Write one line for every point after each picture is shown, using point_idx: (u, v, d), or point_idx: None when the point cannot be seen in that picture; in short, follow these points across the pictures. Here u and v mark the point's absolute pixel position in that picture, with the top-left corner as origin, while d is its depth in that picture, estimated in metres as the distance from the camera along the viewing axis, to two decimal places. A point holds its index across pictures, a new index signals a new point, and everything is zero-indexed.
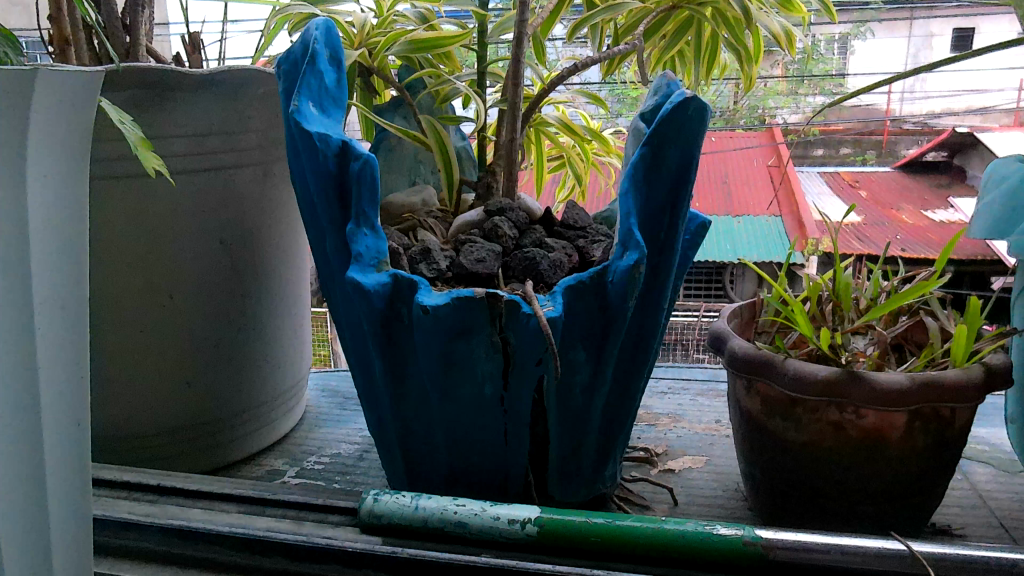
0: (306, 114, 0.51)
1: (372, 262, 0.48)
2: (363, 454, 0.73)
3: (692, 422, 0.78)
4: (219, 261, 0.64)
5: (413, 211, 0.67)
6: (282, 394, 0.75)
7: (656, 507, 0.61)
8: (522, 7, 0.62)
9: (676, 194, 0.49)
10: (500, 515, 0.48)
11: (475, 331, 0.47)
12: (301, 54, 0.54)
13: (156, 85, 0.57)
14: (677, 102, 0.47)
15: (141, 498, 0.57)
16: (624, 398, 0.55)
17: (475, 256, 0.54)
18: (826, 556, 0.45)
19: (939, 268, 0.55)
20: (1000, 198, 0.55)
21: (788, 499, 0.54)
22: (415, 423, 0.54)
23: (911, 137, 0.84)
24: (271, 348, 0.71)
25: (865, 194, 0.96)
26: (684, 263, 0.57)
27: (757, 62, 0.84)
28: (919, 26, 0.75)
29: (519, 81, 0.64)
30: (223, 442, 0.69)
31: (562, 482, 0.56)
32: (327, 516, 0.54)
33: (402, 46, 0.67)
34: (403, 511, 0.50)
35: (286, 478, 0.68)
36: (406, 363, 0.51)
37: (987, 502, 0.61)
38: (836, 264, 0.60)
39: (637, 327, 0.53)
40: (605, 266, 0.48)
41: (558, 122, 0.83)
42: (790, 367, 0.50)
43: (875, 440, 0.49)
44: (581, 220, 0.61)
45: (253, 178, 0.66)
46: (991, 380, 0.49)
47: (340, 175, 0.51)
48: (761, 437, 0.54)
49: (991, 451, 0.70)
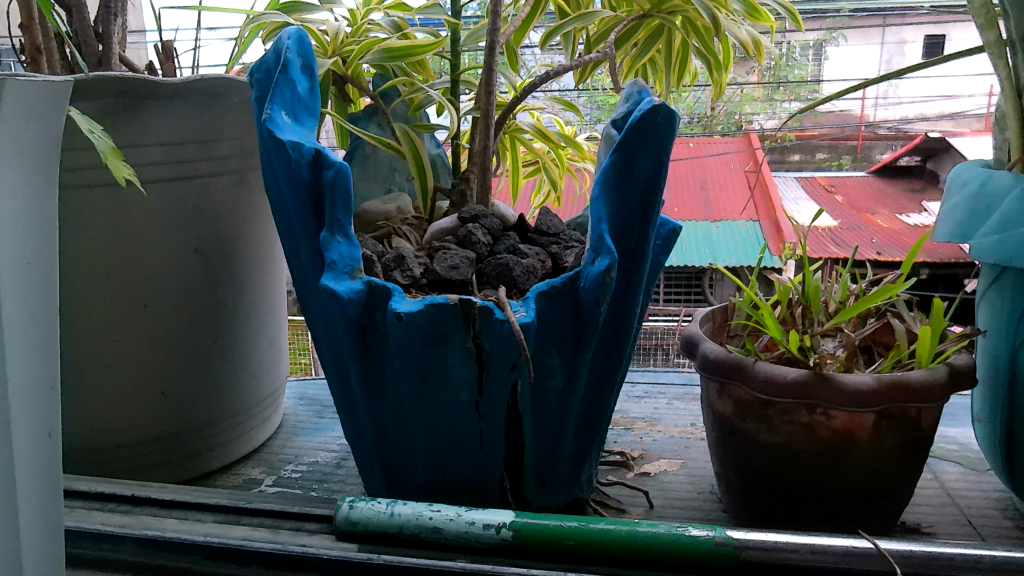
0: (279, 122, 0.51)
1: (345, 270, 0.48)
2: (341, 462, 0.73)
3: (668, 426, 0.79)
4: (193, 269, 0.64)
5: (389, 219, 0.66)
6: (260, 401, 0.75)
7: (632, 510, 0.61)
8: (494, 14, 0.63)
9: (646, 202, 0.50)
10: (475, 520, 0.48)
11: (451, 337, 0.48)
12: (274, 63, 0.54)
13: (130, 94, 0.57)
14: (647, 110, 0.47)
15: (116, 509, 0.56)
16: (599, 403, 0.55)
17: (449, 262, 0.55)
18: (796, 555, 0.46)
19: (905, 271, 0.55)
20: (962, 201, 0.54)
21: (763, 500, 0.55)
22: (391, 430, 0.54)
23: (884, 141, 0.95)
24: (248, 356, 0.71)
25: (842, 198, 0.98)
26: (655, 269, 0.57)
27: (728, 69, 0.84)
28: (892, 32, 0.81)
29: (492, 89, 0.64)
30: (200, 450, 0.69)
31: (540, 487, 0.56)
32: (303, 524, 0.54)
33: (376, 54, 0.67)
34: (379, 518, 0.49)
35: (263, 487, 0.68)
36: (382, 369, 0.52)
37: (957, 500, 0.62)
38: (807, 267, 0.60)
39: (611, 333, 0.53)
40: (576, 272, 0.48)
41: (533, 130, 0.84)
42: (760, 370, 0.51)
43: (845, 440, 0.50)
44: (554, 227, 0.62)
45: (228, 186, 0.66)
46: (957, 380, 0.49)
47: (314, 183, 0.51)
48: (733, 438, 0.55)
49: (960, 451, 0.71)
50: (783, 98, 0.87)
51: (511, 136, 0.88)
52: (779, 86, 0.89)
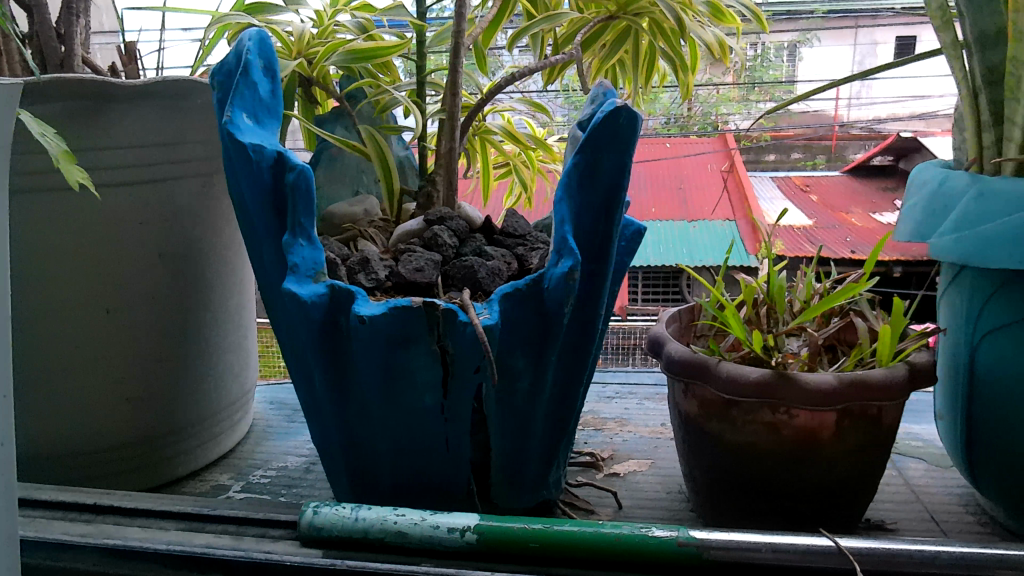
0: (240, 124, 0.51)
1: (309, 273, 0.48)
2: (310, 467, 0.73)
3: (638, 426, 0.79)
4: (157, 274, 0.63)
5: (355, 221, 0.66)
6: (228, 407, 0.74)
7: (600, 511, 0.61)
8: (459, 16, 0.62)
9: (610, 204, 0.50)
10: (440, 523, 0.48)
11: (415, 341, 0.47)
12: (235, 64, 0.54)
13: (90, 96, 0.56)
14: (609, 111, 0.47)
15: (77, 518, 0.56)
16: (565, 405, 0.55)
17: (414, 265, 0.54)
18: (758, 554, 0.46)
19: (867, 271, 0.55)
20: (922, 201, 0.55)
21: (729, 499, 0.55)
22: (356, 434, 0.54)
23: (858, 141, 0.96)
24: (215, 361, 0.70)
25: (816, 198, 0.99)
26: (620, 270, 0.58)
27: (696, 70, 0.84)
28: (864, 34, 0.82)
29: (458, 91, 0.64)
30: (166, 457, 0.68)
31: (507, 490, 0.56)
32: (267, 530, 0.54)
33: (341, 55, 0.66)
34: (344, 523, 0.49)
35: (231, 494, 0.67)
36: (346, 373, 0.51)
37: (920, 497, 0.63)
38: (772, 266, 0.60)
39: (576, 334, 0.53)
40: (541, 273, 0.48)
41: (502, 132, 0.84)
42: (724, 370, 0.51)
43: (807, 439, 0.50)
44: (520, 229, 0.62)
45: (193, 189, 0.65)
46: (915, 378, 0.50)
47: (277, 186, 0.51)
48: (698, 438, 0.55)
49: (925, 447, 0.72)
50: (759, 98, 0.87)
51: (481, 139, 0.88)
52: (754, 87, 0.89)
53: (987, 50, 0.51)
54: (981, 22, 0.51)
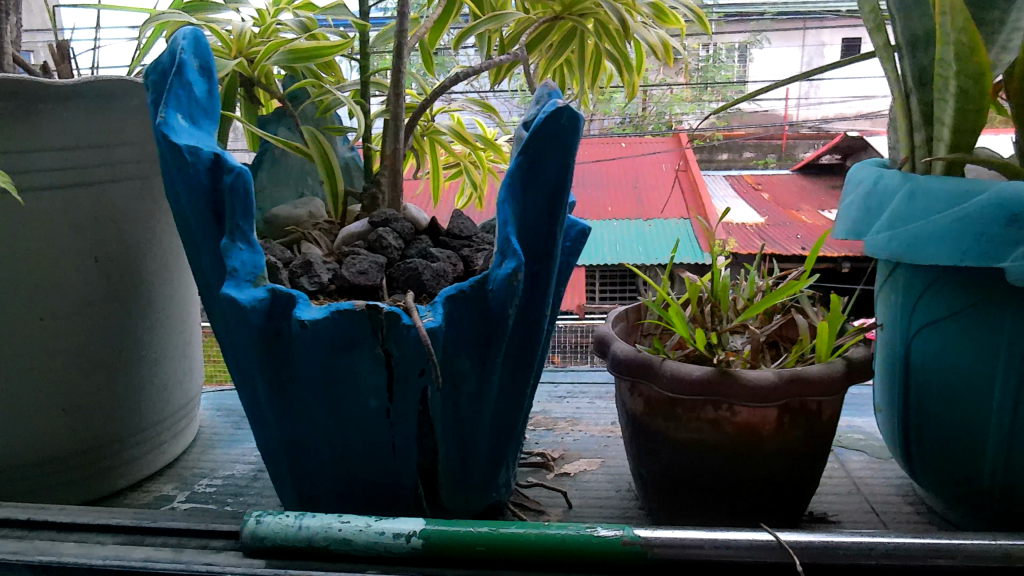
0: (175, 126, 0.49)
1: (248, 277, 0.47)
2: (258, 474, 0.71)
3: (589, 425, 0.79)
4: (93, 280, 0.61)
5: (299, 224, 0.65)
6: (171, 415, 0.72)
7: (550, 511, 0.61)
8: (401, 16, 0.62)
9: (553, 204, 0.50)
10: (385, 529, 0.47)
11: (357, 345, 0.47)
12: (169, 64, 0.52)
13: (17, 96, 0.54)
14: (550, 112, 0.47)
15: (9, 535, 0.53)
16: (512, 406, 0.55)
17: (357, 268, 0.53)
18: (701, 550, 0.46)
19: (808, 269, 0.56)
20: (859, 199, 0.56)
21: (675, 496, 0.55)
22: (300, 440, 0.53)
23: (806, 140, 0.98)
24: (156, 368, 0.68)
25: (768, 196, 1.01)
26: (565, 270, 0.58)
27: (642, 71, 0.85)
28: (812, 34, 0.84)
29: (401, 91, 0.63)
30: (106, 468, 0.66)
31: (456, 493, 0.55)
32: (209, 541, 0.53)
33: (282, 55, 0.65)
34: (287, 532, 0.48)
35: (175, 504, 0.66)
36: (288, 378, 0.50)
37: (861, 488, 0.64)
38: (715, 264, 0.61)
39: (522, 335, 0.53)
40: (485, 275, 0.47)
41: (451, 132, 0.84)
42: (667, 369, 0.52)
43: (749, 435, 0.51)
44: (466, 230, 0.61)
45: (129, 192, 0.63)
46: (852, 373, 0.51)
47: (214, 189, 0.49)
48: (644, 437, 0.55)
49: (866, 440, 0.74)
50: (712, 99, 0.89)
51: (430, 140, 0.87)
52: (706, 87, 0.90)
53: (918, 51, 0.53)
54: (913, 24, 0.52)
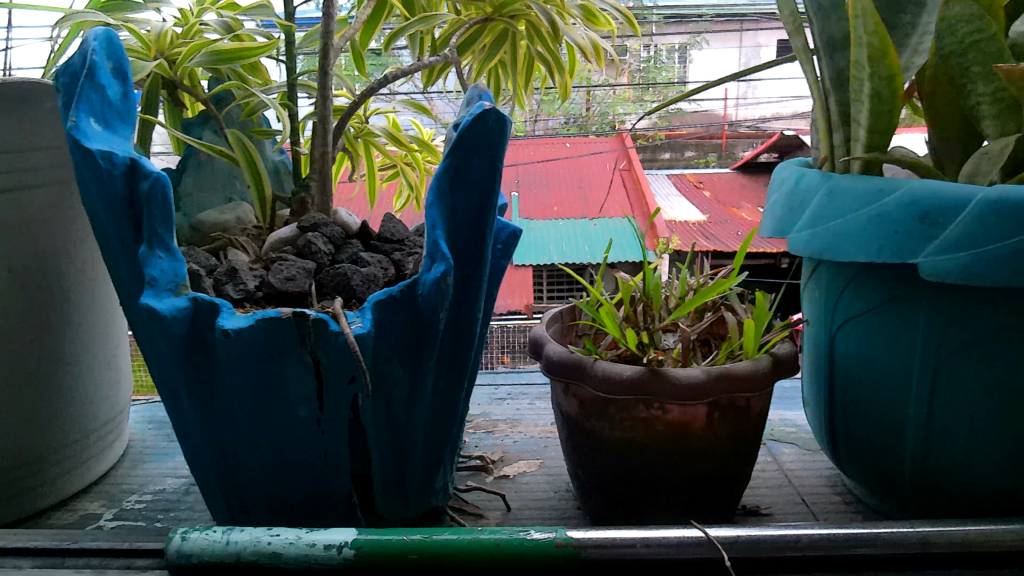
0: (86, 130, 0.47)
1: (168, 286, 0.46)
2: (189, 488, 0.69)
3: (530, 426, 0.79)
4: (7, 291, 0.58)
5: (226, 229, 0.64)
6: (97, 430, 0.69)
7: (489, 515, 0.61)
8: (326, 17, 0.61)
9: (483, 207, 0.49)
10: (315, 541, 0.46)
11: (283, 353, 0.46)
12: (80, 66, 0.50)
13: None
14: (476, 114, 0.47)
15: None
16: (446, 410, 0.54)
17: (285, 274, 0.52)
18: (633, 549, 0.47)
19: (736, 267, 0.58)
20: (783, 198, 0.57)
21: (611, 495, 0.56)
22: (227, 452, 0.51)
23: (745, 140, 1.03)
24: (80, 382, 0.66)
25: (710, 194, 1.02)
26: (498, 273, 0.57)
27: (575, 73, 0.86)
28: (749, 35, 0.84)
29: (329, 94, 0.62)
30: (26, 488, 0.63)
31: (391, 500, 0.54)
32: (134, 560, 0.51)
33: (204, 56, 0.63)
34: (214, 548, 0.46)
35: (101, 522, 0.63)
36: (213, 389, 0.49)
37: (792, 480, 0.66)
38: (647, 263, 0.61)
39: (454, 339, 0.52)
40: (413, 279, 0.47)
41: (385, 134, 0.83)
42: (599, 369, 0.52)
43: (681, 432, 0.52)
44: (397, 233, 0.61)
45: (45, 199, 0.61)
46: (778, 368, 0.52)
47: (131, 195, 0.48)
48: (579, 437, 0.56)
49: (798, 433, 0.76)
50: (653, 99, 0.90)
51: (365, 141, 0.86)
52: (647, 88, 0.91)
53: (835, 54, 0.54)
54: (830, 27, 0.55)
